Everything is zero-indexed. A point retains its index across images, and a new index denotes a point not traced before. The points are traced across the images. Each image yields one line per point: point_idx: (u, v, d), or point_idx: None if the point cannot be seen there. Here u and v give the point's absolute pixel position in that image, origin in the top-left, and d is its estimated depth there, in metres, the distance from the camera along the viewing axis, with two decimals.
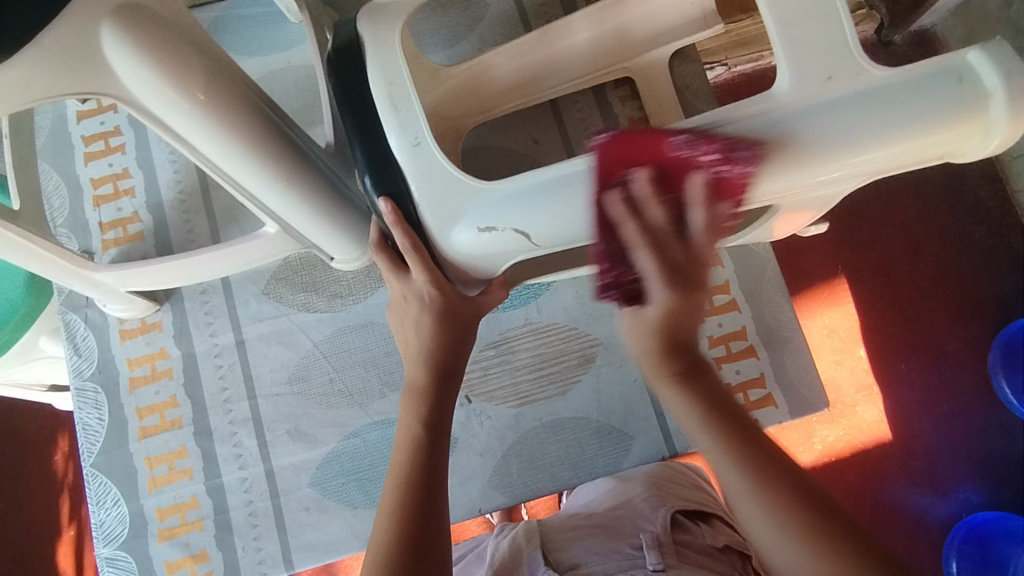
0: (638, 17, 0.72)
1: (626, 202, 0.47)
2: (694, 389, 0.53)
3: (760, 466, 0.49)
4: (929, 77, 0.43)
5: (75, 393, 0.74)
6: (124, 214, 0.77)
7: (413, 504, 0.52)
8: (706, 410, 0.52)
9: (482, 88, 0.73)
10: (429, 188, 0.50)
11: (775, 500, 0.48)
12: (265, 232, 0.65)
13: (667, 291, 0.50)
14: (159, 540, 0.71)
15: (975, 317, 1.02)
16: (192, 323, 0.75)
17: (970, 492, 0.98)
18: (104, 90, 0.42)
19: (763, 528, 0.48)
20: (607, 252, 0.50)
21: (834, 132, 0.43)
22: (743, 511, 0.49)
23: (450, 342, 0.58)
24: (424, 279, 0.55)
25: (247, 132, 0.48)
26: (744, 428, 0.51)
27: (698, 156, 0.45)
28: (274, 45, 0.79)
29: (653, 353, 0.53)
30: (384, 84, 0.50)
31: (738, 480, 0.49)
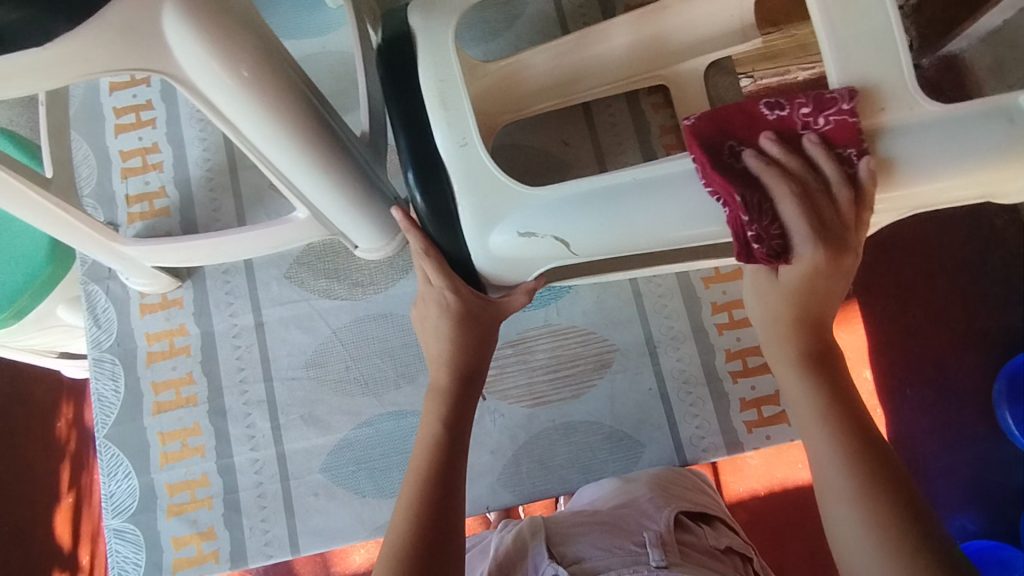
0: (678, 26, 0.72)
1: (764, 160, 0.47)
2: (819, 373, 0.52)
3: (871, 471, 0.47)
4: (980, 117, 0.44)
5: (92, 363, 0.75)
6: (151, 188, 0.78)
7: (429, 498, 0.52)
8: (829, 395, 0.51)
9: (516, 86, 0.73)
10: (470, 191, 0.52)
11: (873, 511, 0.45)
12: (295, 216, 0.65)
13: (817, 246, 0.48)
14: (168, 515, 0.72)
15: (988, 347, 1.02)
16: (212, 302, 0.75)
17: (965, 520, 0.98)
18: (156, 67, 0.42)
19: (849, 529, 0.46)
20: (755, 206, 0.47)
21: (879, 165, 0.46)
22: (836, 512, 0.47)
23: (471, 343, 0.59)
24: (441, 282, 0.56)
25: (292, 118, 0.48)
26: (863, 429, 0.49)
27: (790, 115, 0.47)
28: (309, 29, 0.79)
29: (780, 322, 0.53)
30: (435, 82, 0.52)
31: (840, 479, 0.47)
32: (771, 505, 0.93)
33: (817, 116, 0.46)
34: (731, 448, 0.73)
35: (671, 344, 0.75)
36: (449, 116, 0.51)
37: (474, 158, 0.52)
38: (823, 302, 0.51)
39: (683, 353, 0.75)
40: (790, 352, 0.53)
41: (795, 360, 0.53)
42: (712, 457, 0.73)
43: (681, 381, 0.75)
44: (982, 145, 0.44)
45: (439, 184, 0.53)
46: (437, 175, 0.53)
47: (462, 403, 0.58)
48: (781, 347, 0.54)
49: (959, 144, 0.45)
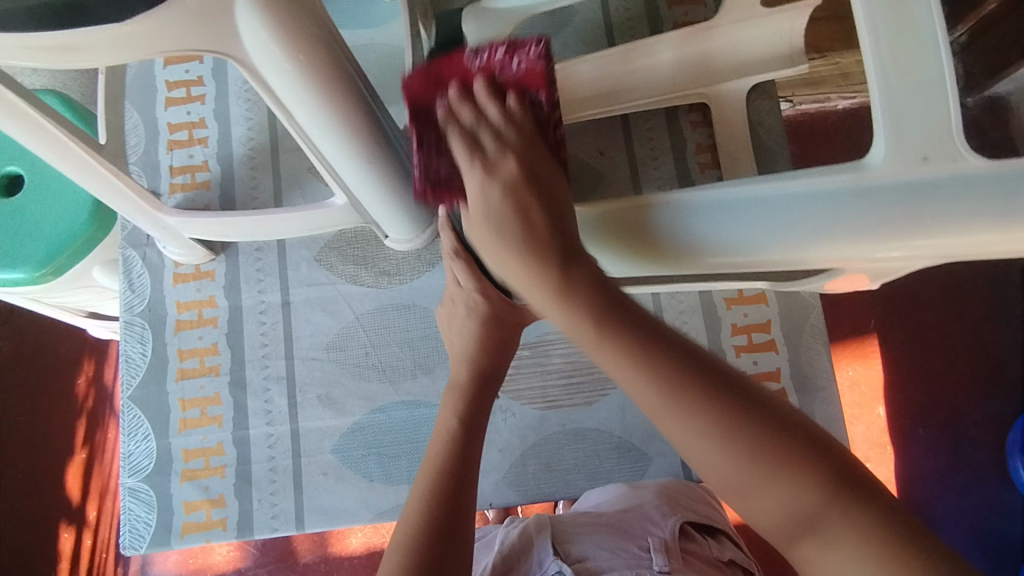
0: (724, 47, 0.72)
1: (447, 111, 0.52)
2: (578, 295, 0.47)
3: (670, 379, 0.42)
4: None
5: (123, 325, 0.77)
6: (194, 161, 0.80)
7: (442, 489, 0.53)
8: (596, 305, 0.46)
9: (561, 93, 0.75)
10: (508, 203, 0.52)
11: (693, 410, 0.42)
12: (333, 202, 0.66)
13: (481, 172, 0.52)
14: (181, 479, 0.74)
15: (1007, 396, 1.00)
16: (243, 278, 0.77)
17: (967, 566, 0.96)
18: (221, 48, 0.43)
19: (688, 437, 0.42)
20: (432, 143, 0.52)
21: (921, 217, 0.44)
22: (669, 430, 0.43)
23: (491, 343, 0.60)
24: (470, 284, 0.59)
25: (342, 106, 0.49)
26: (627, 311, 0.46)
27: (486, 58, 0.51)
28: (362, 21, 0.81)
29: (485, 224, 0.52)
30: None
31: (653, 399, 0.43)
32: None
33: (508, 59, 0.50)
34: None
35: None
36: None
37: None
38: (525, 211, 0.50)
39: None
40: (540, 281, 0.48)
41: (549, 290, 0.48)
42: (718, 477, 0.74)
43: None
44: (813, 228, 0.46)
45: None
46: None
47: (480, 399, 0.59)
48: (526, 276, 0.49)
49: (769, 218, 0.47)
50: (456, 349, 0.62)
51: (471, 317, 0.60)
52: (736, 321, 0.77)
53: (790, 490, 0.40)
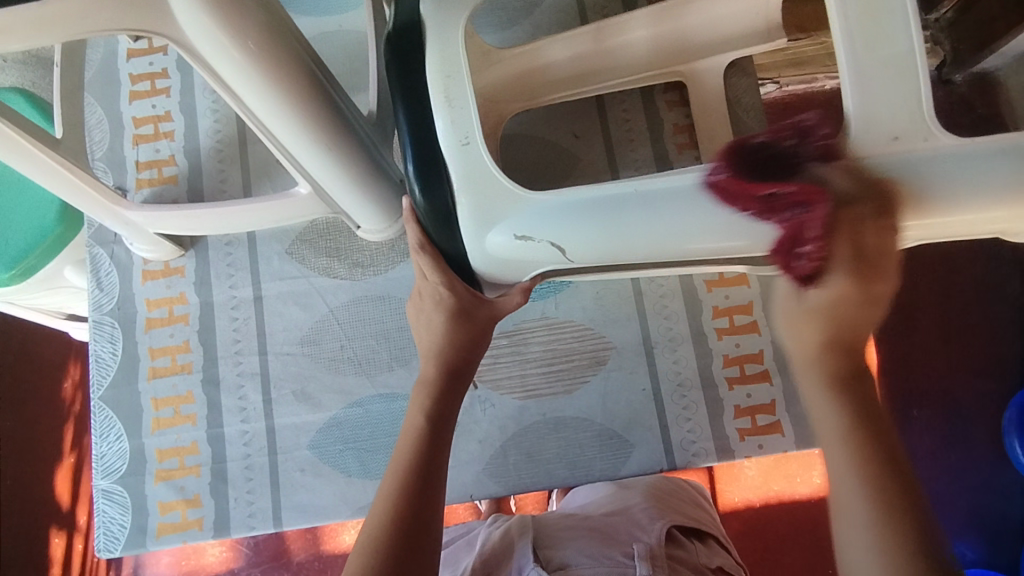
0: (697, 24, 0.70)
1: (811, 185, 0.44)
2: (852, 393, 0.47)
3: (886, 492, 0.43)
4: (999, 153, 0.43)
5: (92, 325, 0.76)
6: (161, 156, 0.78)
7: (410, 485, 0.53)
8: (859, 414, 0.46)
9: (531, 76, 0.72)
10: (473, 192, 0.50)
11: (893, 533, 0.42)
12: (298, 191, 0.65)
13: (846, 275, 0.45)
14: (156, 480, 0.72)
15: (998, 374, 0.98)
16: (213, 273, 0.76)
17: (966, 548, 0.96)
18: (160, 31, 0.42)
19: (856, 541, 0.43)
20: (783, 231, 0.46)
21: (889, 195, 0.44)
22: (846, 528, 0.44)
23: (461, 336, 0.59)
24: (436, 279, 0.56)
25: (295, 92, 0.48)
26: (883, 437, 0.45)
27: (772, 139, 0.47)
28: (328, 7, 0.79)
29: (810, 341, 0.48)
30: (442, 76, 0.50)
31: (851, 494, 0.44)
32: (760, 514, 0.95)
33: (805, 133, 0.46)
34: (721, 454, 0.73)
35: (668, 346, 0.75)
36: (453, 116, 0.50)
37: (475, 158, 0.50)
38: (856, 327, 0.47)
39: (680, 355, 0.74)
40: (818, 369, 0.48)
41: (822, 378, 0.47)
42: (702, 462, 0.72)
43: (676, 384, 0.74)
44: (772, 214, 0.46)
45: (439, 183, 0.52)
46: (438, 174, 0.51)
47: (450, 389, 0.59)
48: (811, 365, 0.48)
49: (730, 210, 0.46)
50: (425, 340, 0.60)
51: (438, 310, 0.58)
52: (718, 303, 0.75)
53: None
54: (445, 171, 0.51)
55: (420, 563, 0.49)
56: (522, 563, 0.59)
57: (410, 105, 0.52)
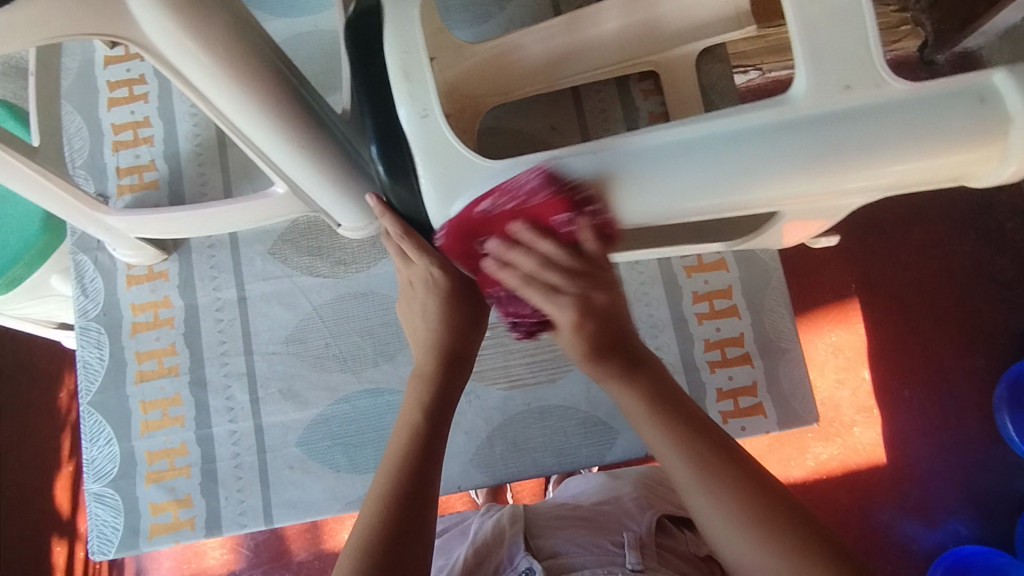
0: (669, 12, 0.69)
1: (503, 251, 0.50)
2: (640, 381, 0.53)
3: (701, 452, 0.50)
4: (952, 96, 0.42)
5: (79, 331, 0.76)
6: (141, 161, 0.79)
7: (403, 476, 0.53)
8: (652, 396, 0.53)
9: (505, 69, 0.71)
10: (434, 165, 0.49)
11: (720, 485, 0.49)
12: (275, 191, 0.66)
13: (573, 308, 0.51)
14: (147, 481, 0.73)
15: (986, 350, 0.99)
16: (197, 276, 0.77)
17: (958, 524, 0.95)
18: (124, 35, 0.43)
19: (709, 512, 0.49)
20: (506, 297, 0.54)
21: (849, 146, 0.43)
22: (696, 503, 0.50)
23: (456, 321, 0.60)
24: (423, 260, 0.57)
25: (262, 91, 0.49)
26: (682, 409, 0.53)
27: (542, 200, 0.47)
28: (303, 8, 0.80)
29: (581, 359, 0.53)
30: (399, 52, 0.49)
31: (686, 471, 0.50)
32: None
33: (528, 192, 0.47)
34: None
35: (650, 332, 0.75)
36: (411, 90, 0.48)
37: (435, 130, 0.49)
38: (614, 343, 0.53)
39: (662, 342, 0.75)
40: (604, 373, 0.53)
41: (613, 378, 0.53)
42: None
43: None
44: (746, 172, 0.44)
45: (402, 163, 0.52)
46: (400, 152, 0.52)
47: (448, 376, 0.59)
48: (625, 385, 0.53)
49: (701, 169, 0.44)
50: (414, 327, 0.62)
51: (432, 296, 0.59)
52: (698, 288, 0.76)
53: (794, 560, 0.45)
54: (407, 147, 0.51)
55: (417, 543, 0.50)
56: (513, 552, 0.59)
57: (370, 88, 0.52)
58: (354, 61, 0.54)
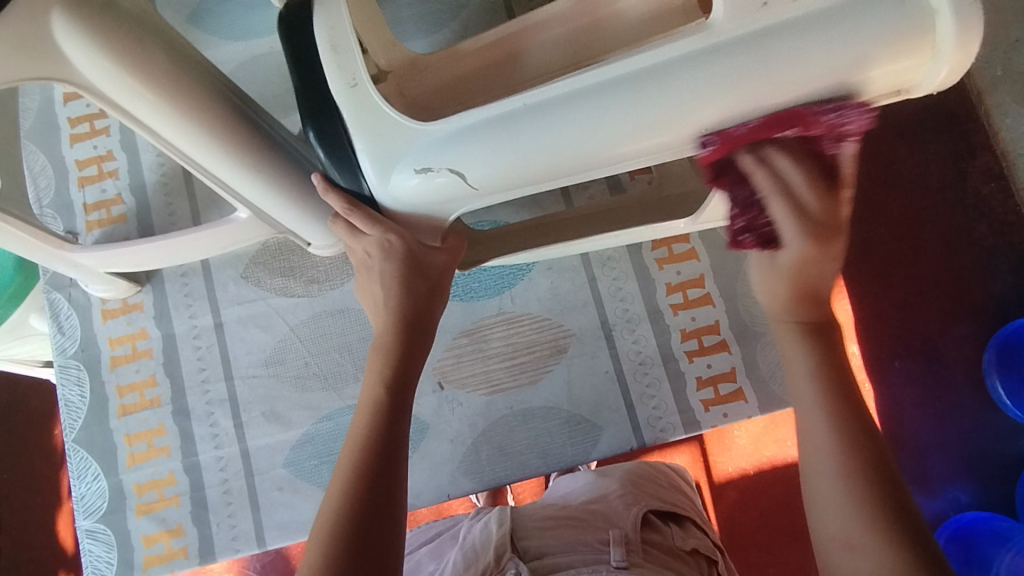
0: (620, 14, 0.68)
1: (756, 161, 0.47)
2: (816, 343, 0.50)
3: (853, 432, 0.47)
4: (869, 2, 0.42)
5: (58, 370, 0.76)
6: (107, 196, 0.79)
7: (365, 470, 0.51)
8: (824, 358, 0.50)
9: (459, 79, 0.69)
10: (370, 134, 0.50)
11: (856, 465, 0.46)
12: (237, 216, 0.66)
13: (806, 238, 0.47)
14: (137, 513, 0.73)
15: (972, 316, 0.96)
16: (172, 305, 0.77)
17: (959, 492, 0.94)
18: (63, 78, 0.43)
19: (830, 483, 0.46)
20: (738, 201, 0.50)
21: (770, 74, 0.43)
22: (818, 468, 0.47)
23: (416, 289, 0.58)
24: (373, 230, 0.54)
25: (210, 119, 0.49)
26: (845, 380, 0.49)
27: (848, 123, 0.45)
28: (257, 30, 0.80)
29: (779, 295, 0.51)
30: (326, 29, 0.48)
31: (826, 439, 0.47)
32: (755, 482, 0.93)
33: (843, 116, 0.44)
34: (689, 427, 0.74)
35: (627, 326, 0.76)
36: (338, 61, 0.48)
37: (365, 99, 0.49)
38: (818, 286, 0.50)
39: (639, 335, 0.76)
40: (788, 319, 0.51)
41: (792, 327, 0.51)
42: (670, 437, 0.74)
43: (638, 363, 0.75)
44: (667, 113, 0.46)
45: (339, 140, 0.51)
46: (337, 131, 0.51)
47: (412, 351, 0.58)
48: (794, 346, 0.51)
49: (623, 113, 0.46)
50: (374, 303, 0.59)
51: (387, 260, 0.56)
52: (670, 279, 0.76)
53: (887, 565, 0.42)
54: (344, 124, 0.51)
55: (386, 523, 0.49)
56: (501, 553, 0.59)
57: (304, 79, 0.51)
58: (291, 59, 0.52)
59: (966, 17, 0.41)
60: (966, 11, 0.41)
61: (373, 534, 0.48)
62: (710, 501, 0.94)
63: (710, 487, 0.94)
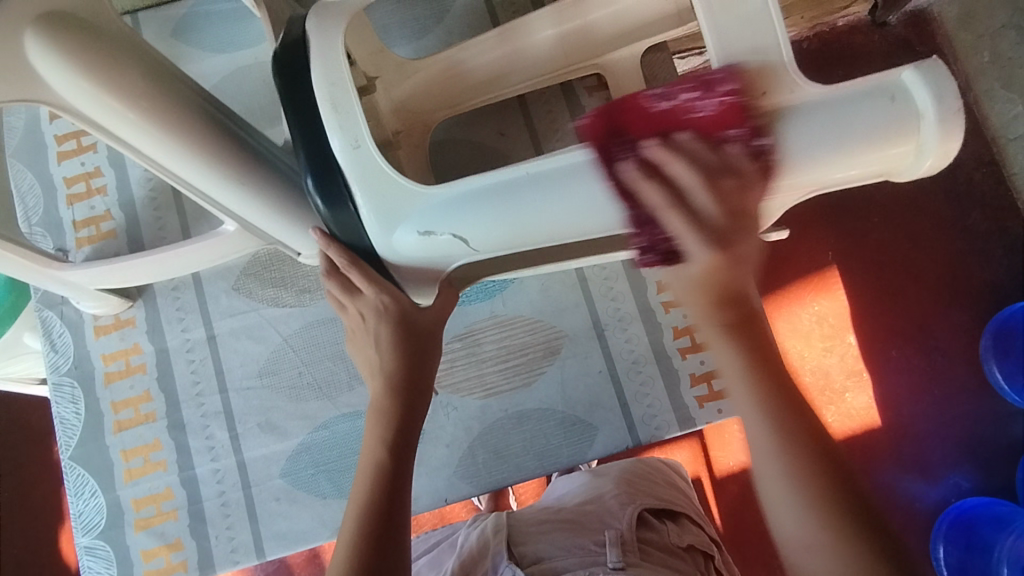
0: (602, 17, 0.69)
1: (640, 170, 0.48)
2: (742, 338, 0.47)
3: (791, 433, 0.46)
4: (864, 96, 0.44)
5: (52, 388, 0.77)
6: (96, 212, 0.79)
7: (379, 496, 0.54)
8: (750, 350, 0.47)
9: (451, 82, 0.71)
10: (370, 192, 0.52)
11: (801, 467, 0.45)
12: (225, 229, 0.67)
13: (708, 246, 0.46)
14: (135, 529, 0.73)
15: (968, 304, 0.96)
16: (164, 319, 0.77)
17: (960, 478, 0.93)
18: (41, 99, 0.44)
19: (778, 483, 0.46)
20: (634, 218, 0.49)
21: (751, 148, 0.46)
22: (766, 474, 0.46)
23: (406, 352, 0.58)
24: (372, 289, 0.56)
25: (192, 135, 0.49)
26: (780, 378, 0.48)
27: (678, 103, 0.47)
28: (242, 41, 0.81)
29: (700, 298, 0.48)
30: (326, 85, 0.51)
31: (766, 441, 0.46)
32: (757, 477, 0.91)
33: (703, 99, 0.46)
34: (684, 424, 0.74)
35: (619, 326, 0.76)
36: (341, 122, 0.51)
37: (367, 161, 0.52)
38: (728, 292, 0.47)
39: (631, 334, 0.76)
40: (712, 320, 0.48)
41: (719, 328, 0.48)
42: (665, 434, 0.74)
43: (631, 361, 0.75)
44: (659, 184, 0.48)
45: (337, 190, 0.53)
46: (335, 184, 0.53)
47: (410, 390, 0.58)
48: (723, 353, 0.48)
49: (621, 184, 0.48)
50: (364, 362, 0.60)
51: (380, 320, 0.57)
52: (661, 278, 0.76)
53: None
54: (340, 173, 0.53)
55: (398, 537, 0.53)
56: (497, 561, 0.59)
57: (297, 115, 0.53)
58: (284, 94, 0.54)
59: (949, 120, 0.43)
60: (949, 116, 0.43)
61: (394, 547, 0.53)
62: (712, 494, 0.92)
63: (713, 483, 0.93)
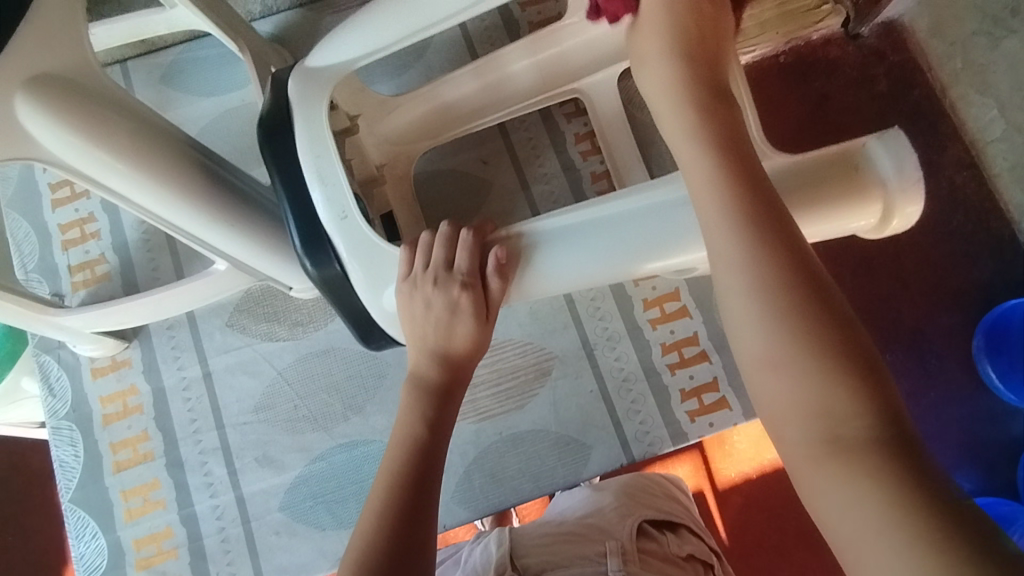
0: (576, 45, 0.71)
1: None
2: (727, 159, 0.44)
3: (773, 251, 0.39)
4: (831, 166, 0.53)
5: (51, 432, 0.77)
6: (91, 256, 0.80)
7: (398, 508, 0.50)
8: (730, 173, 0.43)
9: (435, 114, 0.73)
10: (359, 258, 0.56)
11: (773, 284, 0.38)
12: (215, 269, 0.69)
13: None
14: (136, 569, 0.74)
15: (958, 304, 0.92)
16: (160, 359, 0.78)
17: (961, 479, 0.89)
18: (33, 156, 0.46)
19: (742, 303, 0.39)
20: None
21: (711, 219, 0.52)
22: (731, 300, 0.40)
23: (474, 341, 0.57)
24: (469, 264, 0.56)
25: (181, 182, 0.51)
26: (764, 193, 0.42)
27: None
28: (229, 84, 0.83)
29: (687, 120, 0.48)
30: (312, 156, 0.55)
31: (735, 263, 0.40)
32: (757, 487, 0.92)
33: None
34: (677, 439, 0.75)
35: (608, 345, 0.77)
36: (328, 193, 0.55)
37: (353, 228, 0.56)
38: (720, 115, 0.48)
39: (620, 352, 0.77)
40: (699, 145, 0.46)
41: (703, 149, 0.45)
42: (659, 450, 0.75)
43: (621, 380, 0.76)
44: (628, 248, 0.53)
45: (323, 251, 0.57)
46: (321, 246, 0.57)
47: (451, 376, 0.57)
48: (702, 172, 0.45)
49: (598, 247, 0.53)
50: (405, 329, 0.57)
51: (453, 307, 0.56)
52: (647, 295, 0.78)
53: (828, 398, 0.35)
54: (327, 237, 0.56)
55: (410, 554, 0.48)
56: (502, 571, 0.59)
57: (283, 177, 0.57)
58: (269, 157, 0.58)
59: (908, 186, 0.51)
60: (909, 183, 0.51)
61: (406, 558, 0.47)
62: (714, 506, 0.92)
63: (715, 495, 0.93)
